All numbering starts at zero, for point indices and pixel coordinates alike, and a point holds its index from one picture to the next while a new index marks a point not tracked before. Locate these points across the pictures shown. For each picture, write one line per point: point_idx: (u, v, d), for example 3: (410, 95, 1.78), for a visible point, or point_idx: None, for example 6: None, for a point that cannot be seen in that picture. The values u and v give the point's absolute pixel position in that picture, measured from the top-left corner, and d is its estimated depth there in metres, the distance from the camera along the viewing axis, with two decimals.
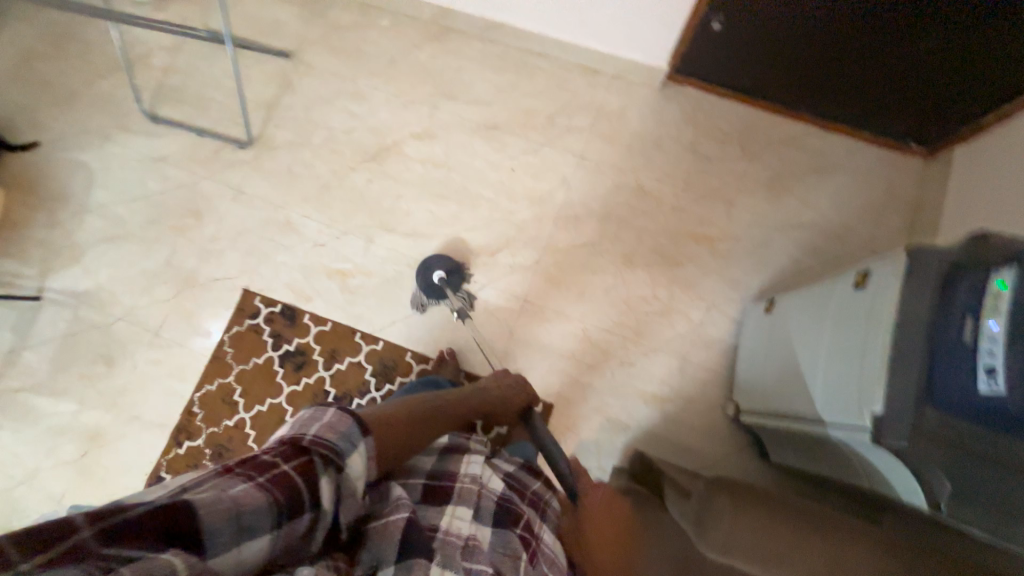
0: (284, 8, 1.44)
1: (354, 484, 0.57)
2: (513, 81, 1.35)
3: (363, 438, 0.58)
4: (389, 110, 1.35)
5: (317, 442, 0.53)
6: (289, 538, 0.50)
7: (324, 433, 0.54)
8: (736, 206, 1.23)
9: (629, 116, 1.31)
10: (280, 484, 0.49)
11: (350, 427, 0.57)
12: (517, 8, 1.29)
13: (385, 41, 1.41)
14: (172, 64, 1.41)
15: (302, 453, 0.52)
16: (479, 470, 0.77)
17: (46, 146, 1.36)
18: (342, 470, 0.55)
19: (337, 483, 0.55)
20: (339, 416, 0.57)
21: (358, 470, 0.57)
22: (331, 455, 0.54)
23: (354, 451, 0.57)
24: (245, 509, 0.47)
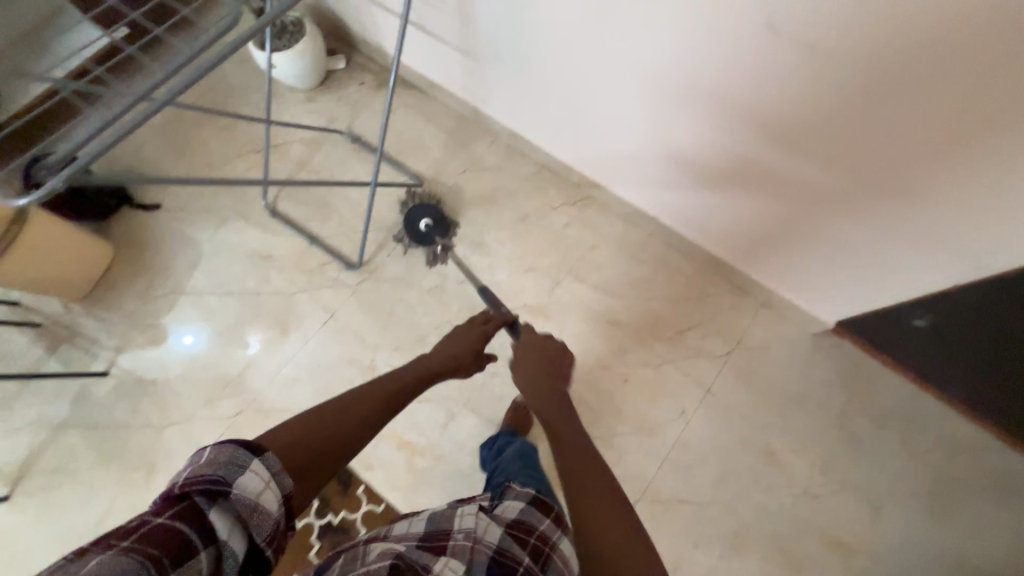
0: (432, 133, 1.41)
1: (257, 505, 0.47)
2: (647, 276, 1.23)
3: (253, 459, 0.49)
4: (509, 272, 1.26)
5: (195, 481, 0.45)
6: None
7: (198, 471, 0.45)
8: (882, 514, 1.02)
9: (771, 358, 1.14)
10: (150, 539, 0.40)
11: (236, 453, 0.48)
12: (660, 190, 1.15)
13: (522, 193, 1.33)
14: (309, 161, 1.40)
15: (177, 504, 0.43)
16: (472, 521, 0.65)
17: (165, 211, 1.35)
18: (235, 494, 0.46)
19: (231, 511, 0.45)
20: (217, 446, 0.47)
21: (258, 484, 0.48)
22: (214, 486, 0.45)
23: (248, 474, 0.48)
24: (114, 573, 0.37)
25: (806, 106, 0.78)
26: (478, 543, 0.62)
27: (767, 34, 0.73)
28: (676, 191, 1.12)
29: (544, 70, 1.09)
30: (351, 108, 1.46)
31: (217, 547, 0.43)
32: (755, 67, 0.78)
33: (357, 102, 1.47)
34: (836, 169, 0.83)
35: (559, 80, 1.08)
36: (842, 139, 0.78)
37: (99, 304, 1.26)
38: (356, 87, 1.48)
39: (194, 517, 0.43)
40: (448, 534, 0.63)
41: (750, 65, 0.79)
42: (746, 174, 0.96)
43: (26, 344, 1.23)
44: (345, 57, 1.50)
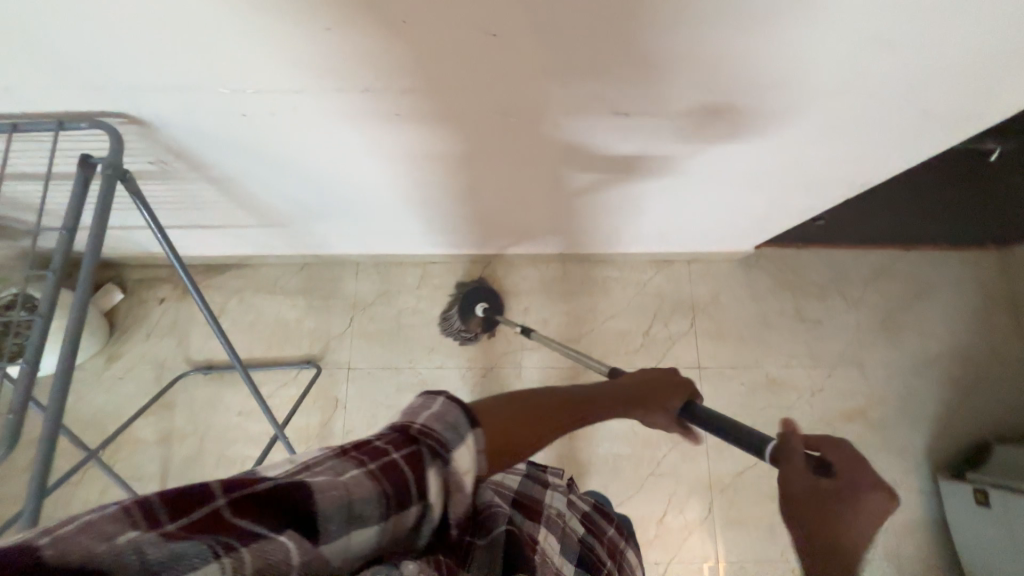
0: (288, 304, 1.17)
1: (465, 480, 0.38)
2: (588, 302, 1.19)
3: (472, 429, 0.39)
4: (470, 388, 1.14)
5: (427, 431, 0.37)
6: (394, 535, 0.36)
7: (433, 420, 0.38)
8: (866, 365, 1.18)
9: (724, 302, 1.20)
10: (384, 479, 0.34)
11: (457, 416, 0.39)
12: (538, 232, 1.06)
13: (425, 303, 1.18)
14: (172, 428, 1.09)
15: (412, 444, 0.36)
16: (563, 504, 0.68)
17: None
18: (452, 463, 0.37)
19: (443, 477, 0.37)
20: (446, 406, 0.39)
21: (468, 466, 0.39)
22: (439, 450, 0.37)
23: (467, 444, 0.39)
24: (353, 501, 0.33)
25: (667, 141, 0.69)
26: (568, 526, 0.65)
27: (617, 116, 0.63)
28: (553, 226, 1.02)
29: (373, 210, 0.91)
30: (173, 337, 1.14)
31: (425, 509, 0.36)
32: (596, 127, 0.65)
33: (174, 324, 1.15)
34: (713, 179, 0.83)
35: (396, 211, 0.92)
36: (705, 144, 0.71)
37: None
38: (159, 308, 1.15)
39: (420, 469, 0.36)
40: (544, 505, 0.64)
41: (613, 138, 0.68)
42: (622, 192, 0.87)
43: None
44: (119, 283, 1.15)
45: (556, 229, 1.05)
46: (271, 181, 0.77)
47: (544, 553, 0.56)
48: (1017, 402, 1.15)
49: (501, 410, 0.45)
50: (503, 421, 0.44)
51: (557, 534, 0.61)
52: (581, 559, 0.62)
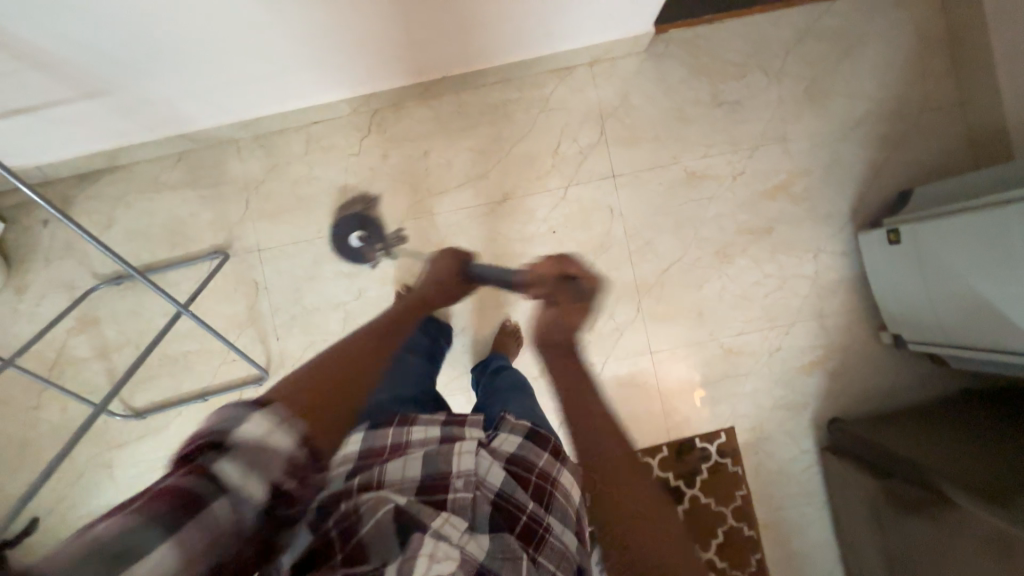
0: (178, 199, 1.10)
1: (271, 440, 0.43)
2: (492, 132, 1.11)
3: (253, 410, 0.44)
4: (387, 246, 1.12)
5: (194, 443, 0.41)
6: (227, 517, 0.39)
7: (208, 423, 0.42)
8: (789, 140, 1.12)
9: (634, 103, 1.11)
10: (172, 495, 0.37)
11: (232, 411, 0.43)
12: (398, 57, 0.97)
13: (319, 171, 1.11)
14: (104, 341, 1.10)
15: (189, 460, 0.40)
16: (475, 463, 0.59)
17: (48, 516, 1.09)
18: (238, 444, 0.41)
19: (246, 463, 0.41)
20: (222, 410, 0.43)
21: (257, 431, 0.43)
22: (212, 454, 0.41)
23: (249, 421, 0.43)
24: (143, 520, 0.35)
25: None
26: (481, 490, 0.58)
27: None
28: (409, 39, 0.92)
29: (209, 39, 0.81)
30: (72, 256, 1.10)
31: (244, 487, 0.40)
32: None
33: (67, 245, 1.10)
34: None
35: (233, 31, 0.80)
36: None
37: None
38: (47, 231, 1.10)
39: (205, 473, 0.39)
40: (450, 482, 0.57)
41: None
42: None
43: None
44: None
45: (416, 51, 0.96)
46: (56, 30, 0.74)
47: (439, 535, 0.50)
48: (947, 145, 1.10)
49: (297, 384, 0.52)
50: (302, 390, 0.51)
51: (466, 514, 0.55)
52: (496, 525, 0.56)
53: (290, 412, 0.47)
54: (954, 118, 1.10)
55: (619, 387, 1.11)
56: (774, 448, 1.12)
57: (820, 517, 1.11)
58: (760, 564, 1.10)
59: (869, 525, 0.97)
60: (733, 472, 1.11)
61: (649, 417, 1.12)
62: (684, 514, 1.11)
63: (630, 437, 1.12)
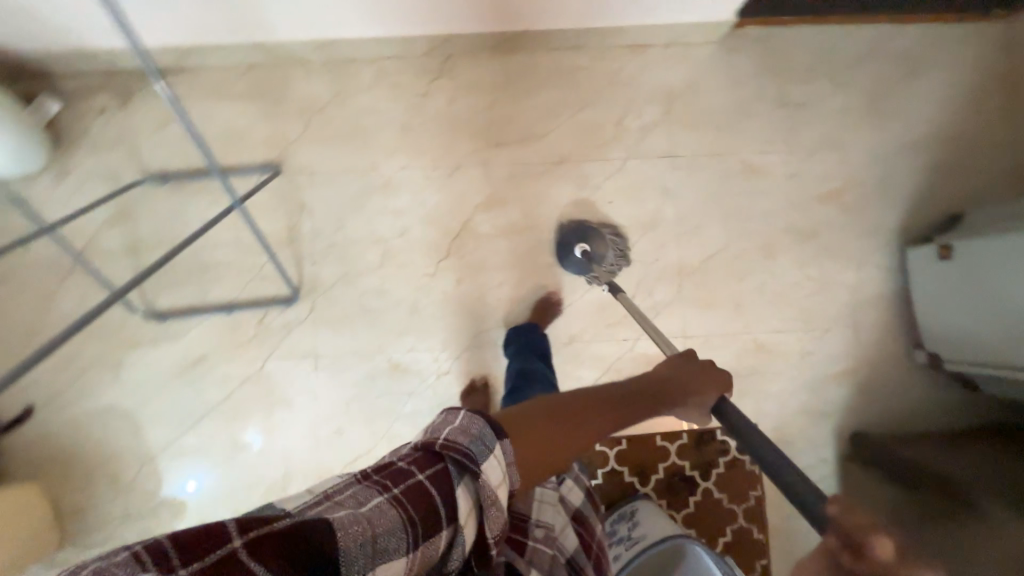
0: (237, 110, 1.10)
1: (497, 493, 0.44)
2: (558, 95, 1.12)
3: (499, 440, 0.46)
4: (437, 189, 1.11)
5: (449, 445, 0.44)
6: (428, 557, 0.41)
7: (454, 433, 0.44)
8: (846, 149, 1.13)
9: (701, 90, 1.13)
10: (416, 501, 0.41)
11: (484, 424, 0.46)
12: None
13: (382, 105, 1.11)
14: (136, 238, 1.08)
15: (436, 459, 0.43)
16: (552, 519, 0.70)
17: (44, 406, 1.05)
18: (482, 480, 0.44)
19: (473, 488, 0.44)
20: (469, 415, 0.46)
21: (496, 479, 0.44)
22: (464, 461, 0.43)
23: (493, 456, 0.45)
24: (381, 528, 0.38)
25: None
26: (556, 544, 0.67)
27: None
28: None
29: None
30: (121, 148, 1.09)
31: (457, 525, 0.42)
32: None
33: (118, 136, 1.09)
34: None
35: None
36: None
37: (83, 533, 1.05)
38: (101, 119, 1.08)
39: (447, 484, 0.42)
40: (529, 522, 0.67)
41: None
42: None
43: None
44: (52, 94, 1.07)
45: None
46: None
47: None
48: (1001, 179, 1.12)
49: (531, 413, 0.53)
50: (532, 430, 0.51)
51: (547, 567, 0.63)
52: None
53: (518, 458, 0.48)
54: (1009, 153, 1.12)
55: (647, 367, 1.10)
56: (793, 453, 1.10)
57: None
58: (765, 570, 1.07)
59: None
60: (749, 470, 1.09)
61: None
62: (694, 506, 1.08)
63: (651, 419, 1.09)
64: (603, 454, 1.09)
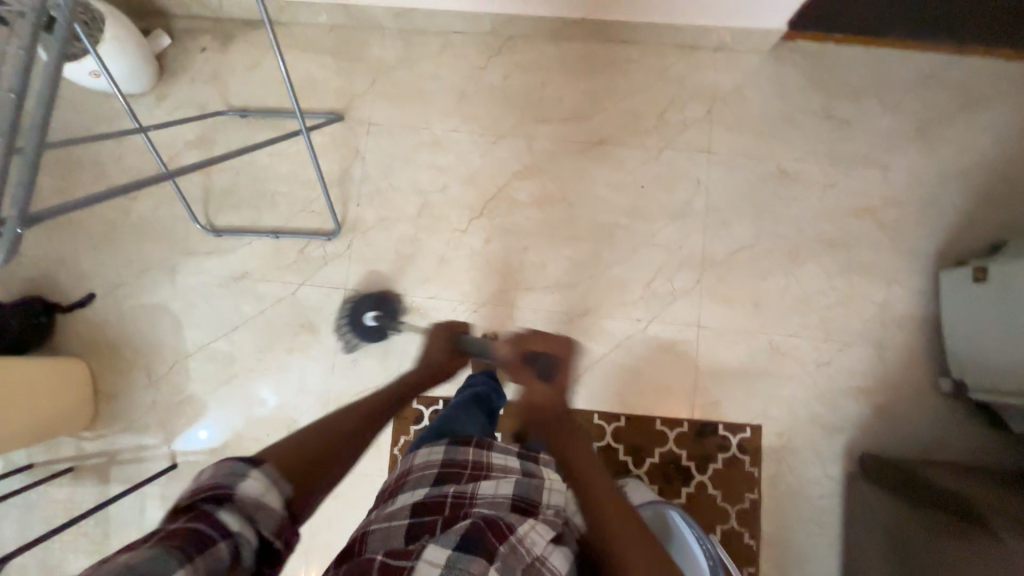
0: (316, 62, 1.22)
1: (262, 500, 0.50)
2: (607, 83, 1.19)
3: (252, 466, 0.52)
4: (481, 153, 1.18)
5: (194, 495, 0.49)
6: (212, 570, 0.45)
7: (198, 484, 0.49)
8: (888, 168, 1.13)
9: (746, 94, 1.17)
10: (180, 535, 0.45)
11: (233, 465, 0.51)
12: None
13: (443, 73, 1.21)
14: (210, 161, 1.20)
15: (190, 509, 0.48)
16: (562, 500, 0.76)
17: (105, 296, 1.17)
18: (236, 500, 0.49)
19: (239, 508, 0.49)
20: (219, 463, 0.50)
21: (257, 490, 0.50)
22: (210, 496, 0.48)
23: (246, 481, 0.50)
24: (141, 564, 0.41)
25: None
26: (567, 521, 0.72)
27: None
28: None
29: None
30: (213, 83, 1.23)
31: (234, 539, 0.47)
32: None
33: (213, 72, 1.23)
34: None
35: None
36: None
37: (113, 417, 1.14)
38: (202, 56, 1.24)
39: (205, 517, 0.47)
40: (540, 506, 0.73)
41: None
42: None
43: (70, 492, 1.12)
44: (166, 31, 1.24)
45: None
46: None
47: (525, 541, 0.61)
48: None
49: (286, 447, 0.58)
50: (287, 444, 0.59)
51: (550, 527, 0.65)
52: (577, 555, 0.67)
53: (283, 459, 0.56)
54: None
55: (657, 350, 1.11)
56: (798, 462, 1.07)
57: (827, 549, 1.04)
58: None
59: (887, 561, 0.91)
60: (749, 472, 1.07)
61: (679, 388, 1.10)
62: (686, 498, 1.06)
63: (655, 403, 1.10)
64: (601, 428, 1.09)
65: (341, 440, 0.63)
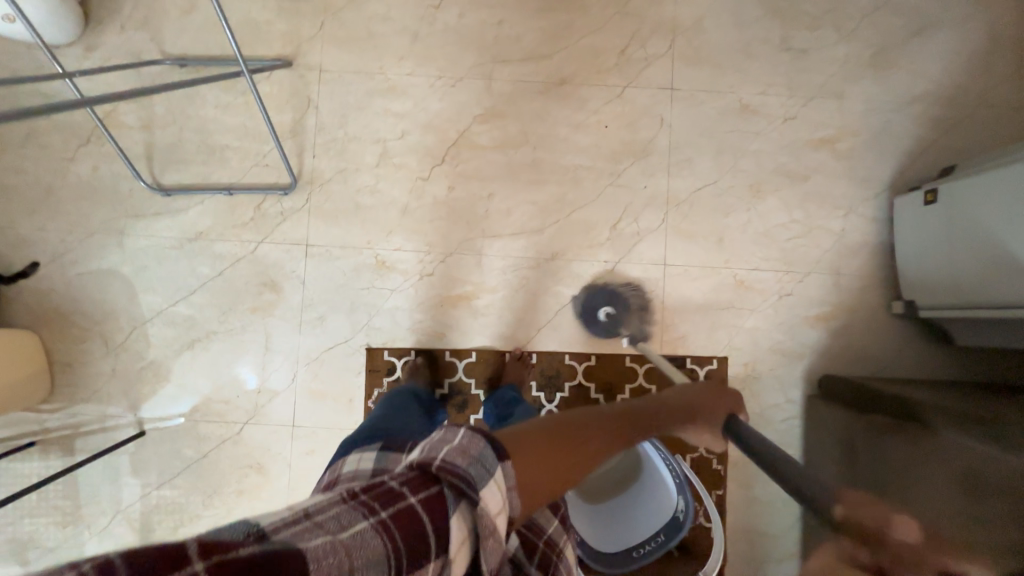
0: (257, 4, 1.15)
1: (494, 523, 0.45)
2: (567, 20, 1.15)
3: (503, 464, 0.46)
4: (439, 98, 1.14)
5: (448, 472, 0.43)
6: None
7: (457, 458, 0.44)
8: (845, 98, 1.14)
9: (707, 27, 1.15)
10: (411, 524, 0.40)
11: (485, 452, 0.45)
12: None
13: (395, 12, 1.15)
14: (150, 115, 1.13)
15: (431, 488, 0.43)
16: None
17: (49, 264, 1.11)
18: (478, 508, 0.44)
19: (466, 520, 0.44)
20: (471, 437, 0.46)
21: (496, 507, 0.45)
22: (464, 490, 0.43)
23: (495, 481, 0.45)
24: (370, 556, 0.37)
25: None
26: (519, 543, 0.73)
27: None
28: None
29: None
30: (145, 31, 1.14)
31: (443, 559, 0.42)
32: None
33: (145, 18, 1.14)
34: None
35: None
36: None
37: (72, 388, 1.10)
38: (131, 0, 1.14)
39: (438, 512, 0.42)
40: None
41: None
42: None
43: (35, 466, 1.09)
44: None
45: None
46: None
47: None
48: (997, 140, 1.12)
49: (532, 432, 0.50)
50: (544, 448, 0.49)
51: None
52: None
53: (522, 478, 0.47)
54: (1010, 117, 1.12)
55: (625, 290, 1.12)
56: (761, 389, 1.11)
57: None
58: (720, 499, 1.09)
59: (839, 465, 0.98)
60: None
61: (648, 326, 1.12)
62: None
63: (625, 341, 1.12)
64: (572, 369, 1.11)
65: (586, 456, 0.52)
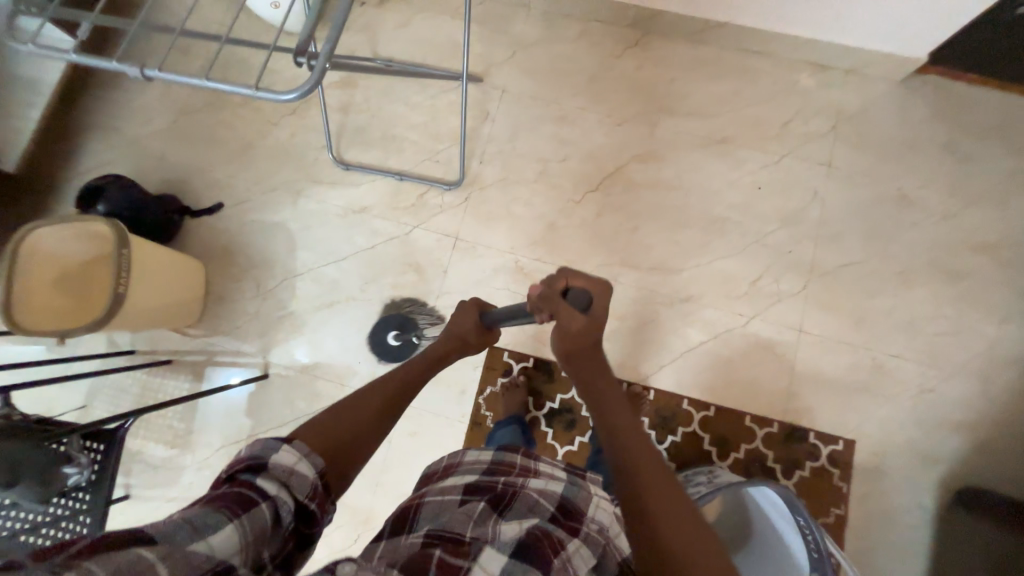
0: (462, 28, 1.31)
1: (294, 467, 0.52)
2: (736, 88, 1.23)
3: (286, 440, 0.54)
4: (604, 133, 1.23)
5: (236, 463, 0.50)
6: (260, 532, 0.46)
7: (242, 451, 0.51)
8: (1010, 208, 1.13)
9: (872, 117, 1.20)
10: (224, 496, 0.47)
11: (266, 440, 0.53)
12: None
13: (580, 55, 1.28)
14: (350, 101, 1.28)
15: (232, 478, 0.49)
16: (607, 520, 0.70)
17: (230, 208, 1.24)
18: (275, 465, 0.51)
19: (276, 476, 0.50)
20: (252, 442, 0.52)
21: (290, 458, 0.52)
22: (253, 462, 0.50)
23: (285, 449, 0.53)
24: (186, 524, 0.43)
25: None
26: (609, 542, 0.67)
27: None
28: None
29: None
30: (365, 34, 1.33)
31: (276, 501, 0.49)
32: None
33: (367, 25, 1.33)
34: None
35: None
36: None
37: (217, 321, 1.19)
38: (360, 8, 1.34)
39: (249, 484, 0.48)
40: (584, 519, 0.67)
41: None
42: None
43: (165, 384, 1.17)
44: None
45: None
46: None
47: (570, 562, 0.58)
48: None
49: (324, 428, 0.59)
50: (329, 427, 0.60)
51: (595, 550, 0.62)
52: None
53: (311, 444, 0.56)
54: None
55: (754, 347, 1.11)
56: (887, 485, 1.04)
57: None
58: None
59: None
60: (836, 485, 1.04)
61: (773, 389, 1.09)
62: None
63: (746, 399, 1.09)
64: (688, 414, 1.09)
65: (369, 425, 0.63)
